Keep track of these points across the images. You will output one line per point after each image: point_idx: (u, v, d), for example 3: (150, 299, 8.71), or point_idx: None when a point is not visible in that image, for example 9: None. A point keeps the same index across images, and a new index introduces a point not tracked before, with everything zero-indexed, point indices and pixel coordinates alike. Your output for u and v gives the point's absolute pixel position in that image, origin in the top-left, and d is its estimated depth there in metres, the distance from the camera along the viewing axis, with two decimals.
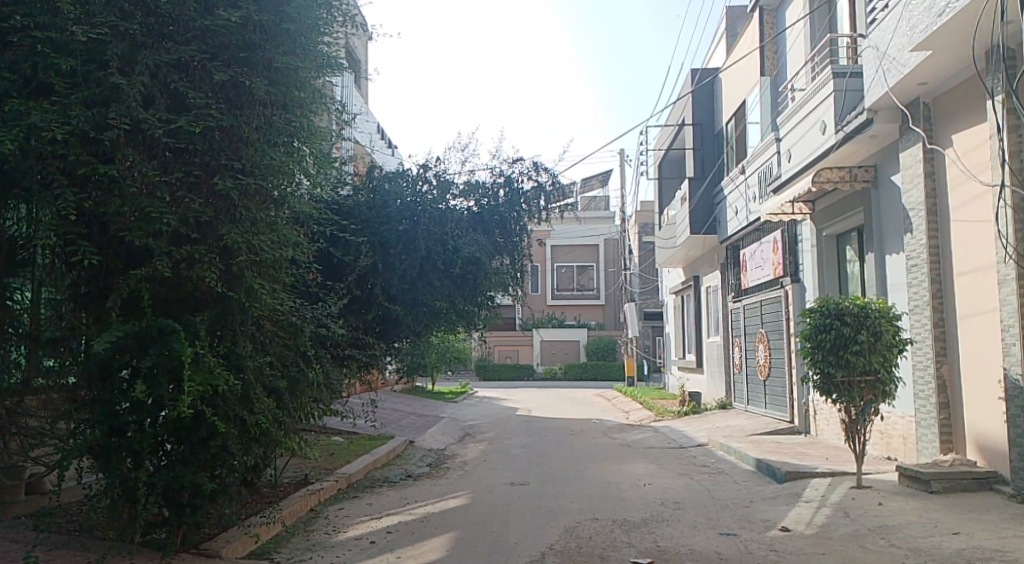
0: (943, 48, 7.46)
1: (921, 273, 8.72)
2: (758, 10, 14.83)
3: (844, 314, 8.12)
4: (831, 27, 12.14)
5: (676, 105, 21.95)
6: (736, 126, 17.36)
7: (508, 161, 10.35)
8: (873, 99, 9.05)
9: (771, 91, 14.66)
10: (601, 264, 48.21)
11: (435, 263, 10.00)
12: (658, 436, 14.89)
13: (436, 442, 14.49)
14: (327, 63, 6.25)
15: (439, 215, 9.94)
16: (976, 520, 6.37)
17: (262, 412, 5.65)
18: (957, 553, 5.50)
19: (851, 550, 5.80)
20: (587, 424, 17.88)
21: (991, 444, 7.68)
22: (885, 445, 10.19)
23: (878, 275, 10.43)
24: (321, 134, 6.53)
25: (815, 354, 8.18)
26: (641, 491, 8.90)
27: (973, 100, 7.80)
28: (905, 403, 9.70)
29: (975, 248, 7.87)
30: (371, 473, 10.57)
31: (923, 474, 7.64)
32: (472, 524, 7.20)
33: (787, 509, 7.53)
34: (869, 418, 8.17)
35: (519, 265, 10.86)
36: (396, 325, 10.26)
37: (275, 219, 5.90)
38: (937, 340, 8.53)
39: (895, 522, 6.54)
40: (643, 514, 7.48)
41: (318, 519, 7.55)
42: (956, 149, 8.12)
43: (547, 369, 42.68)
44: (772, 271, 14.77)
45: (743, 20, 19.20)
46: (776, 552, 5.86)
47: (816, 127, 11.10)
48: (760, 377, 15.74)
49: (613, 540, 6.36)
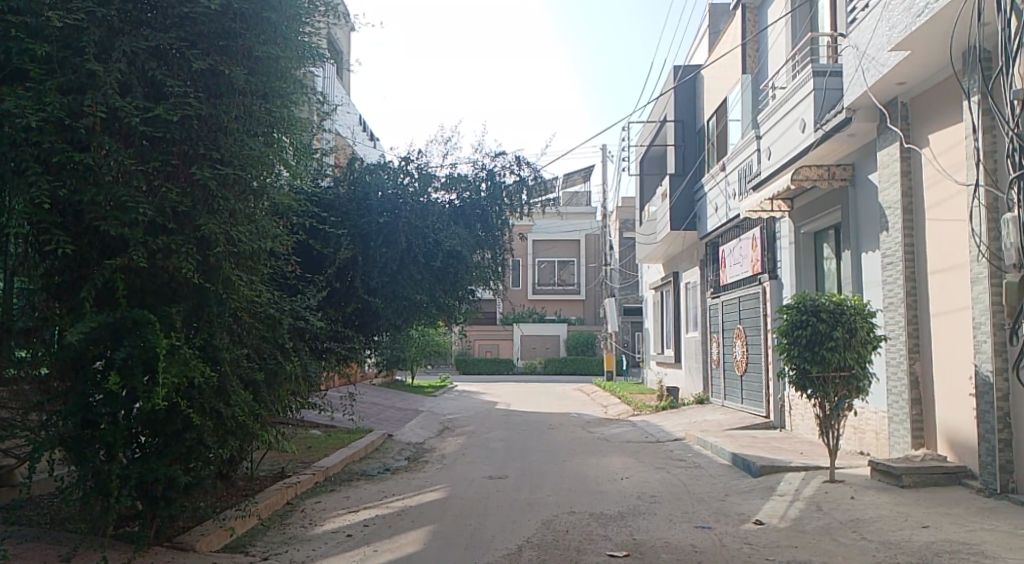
0: (920, 49, 7.56)
1: (896, 270, 8.85)
2: (740, 8, 14.89)
3: (820, 311, 8.21)
4: (812, 26, 12.21)
5: (658, 102, 22.07)
6: (717, 123, 17.48)
7: (491, 155, 10.37)
8: (852, 98, 9.14)
9: (752, 88, 14.73)
10: (582, 259, 48.47)
11: (416, 256, 9.95)
12: (636, 431, 14.96)
13: (414, 436, 14.47)
14: (308, 54, 6.18)
15: (420, 208, 9.89)
16: (945, 514, 6.48)
17: (239, 404, 5.65)
18: (925, 546, 5.60)
19: (824, 543, 5.89)
20: (566, 419, 17.92)
21: (960, 440, 7.83)
22: (858, 439, 10.33)
23: (855, 272, 10.55)
24: (302, 125, 6.49)
25: (791, 350, 8.28)
26: (618, 484, 8.95)
27: (950, 101, 7.92)
28: (878, 399, 9.83)
29: (948, 247, 8.00)
30: (349, 466, 10.53)
31: (894, 469, 7.77)
32: (449, 518, 7.19)
33: (761, 503, 7.62)
34: (843, 413, 8.27)
35: (500, 259, 10.88)
36: (376, 318, 10.20)
37: (254, 210, 5.87)
38: (910, 337, 8.65)
39: (866, 515, 6.64)
40: (620, 508, 7.52)
41: (293, 512, 7.50)
42: (933, 148, 8.25)
43: (526, 363, 42.82)
44: (750, 268, 14.89)
45: (725, 18, 19.28)
46: (750, 545, 5.94)
47: (795, 125, 11.20)
48: (737, 372, 15.88)
49: (589, 534, 6.40)
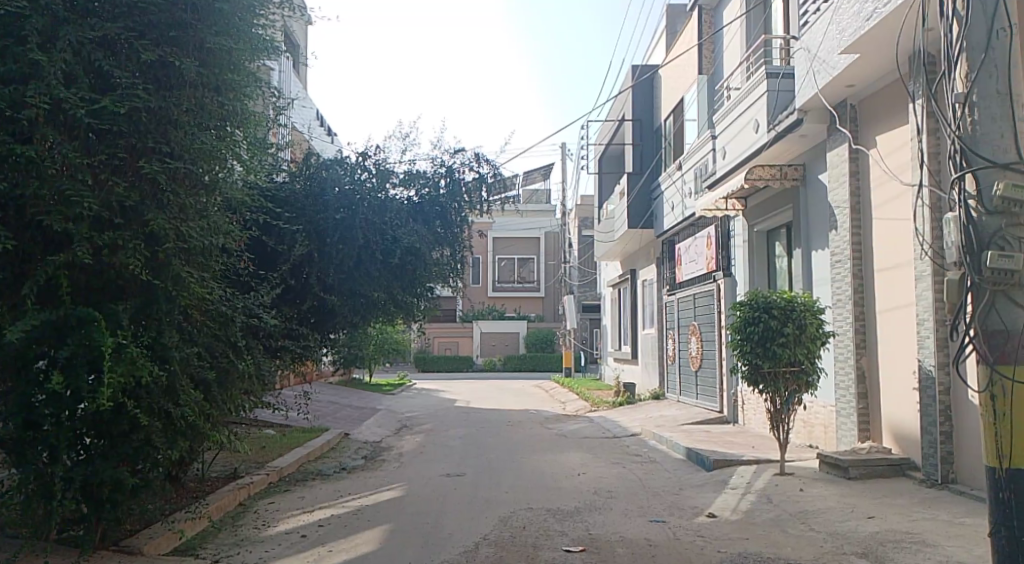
0: (869, 52, 7.78)
1: (844, 268, 9.09)
2: (696, 9, 15.09)
3: (772, 307, 8.39)
4: (766, 28, 12.45)
5: (617, 101, 22.27)
6: (674, 123, 17.70)
7: (450, 152, 10.33)
8: (803, 100, 9.36)
9: (708, 89, 14.96)
10: (542, 256, 48.63)
11: (374, 253, 9.85)
12: (593, 427, 15.08)
13: (371, 434, 14.34)
14: (262, 46, 6.06)
15: (377, 205, 9.80)
16: (890, 505, 6.69)
17: (188, 404, 5.55)
18: (870, 536, 5.78)
19: (774, 535, 6.03)
20: (525, 415, 17.97)
21: (904, 432, 8.09)
22: (807, 433, 10.59)
23: (806, 270, 10.80)
24: (256, 119, 6.36)
25: (744, 346, 8.45)
26: (575, 480, 9.02)
27: (896, 104, 8.17)
28: (827, 393, 10.10)
29: (894, 245, 8.26)
30: (304, 466, 10.38)
31: (841, 461, 7.99)
32: (406, 516, 7.15)
33: (714, 496, 7.76)
34: (793, 407, 8.47)
35: (459, 257, 10.84)
36: (332, 315, 10.08)
37: (205, 206, 5.75)
38: (857, 333, 8.90)
39: (815, 507, 6.82)
40: (577, 504, 7.57)
41: (246, 513, 7.37)
42: (880, 150, 8.50)
43: (486, 361, 42.80)
44: (705, 265, 15.14)
45: (682, 19, 19.54)
46: (703, 537, 6.04)
47: (749, 126, 11.41)
48: (692, 368, 16.13)
49: (545, 530, 6.43)
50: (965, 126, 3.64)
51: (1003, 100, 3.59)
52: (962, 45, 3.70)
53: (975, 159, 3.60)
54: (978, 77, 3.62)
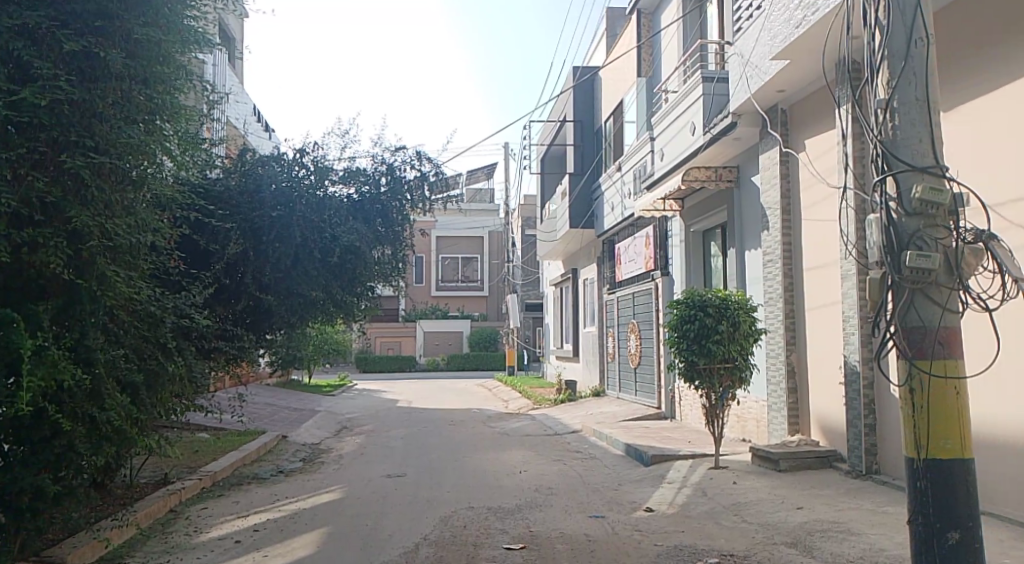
0: (798, 58, 8.06)
1: (775, 267, 9.40)
2: (635, 13, 15.35)
3: (707, 305, 8.61)
4: (702, 33, 12.75)
5: (559, 101, 22.46)
6: (614, 124, 17.96)
7: (391, 150, 10.24)
8: (737, 104, 9.63)
9: (647, 91, 15.23)
10: (485, 256, 48.63)
11: (312, 253, 9.67)
12: (534, 425, 15.17)
13: (310, 436, 14.07)
14: (194, 39, 5.89)
15: (315, 202, 9.60)
16: (817, 495, 6.95)
17: (114, 408, 5.35)
18: (799, 526, 5.99)
19: (708, 527, 6.19)
20: (467, 415, 17.95)
21: (831, 425, 8.42)
22: (741, 427, 10.90)
23: (739, 269, 11.12)
24: (188, 114, 6.16)
25: (681, 343, 8.64)
26: (516, 478, 9.07)
27: (824, 109, 8.49)
28: (759, 388, 10.42)
29: (821, 245, 8.58)
30: (239, 470, 10.12)
31: (772, 455, 8.26)
32: (345, 518, 7.05)
33: (652, 491, 7.92)
34: (727, 403, 8.71)
35: (400, 256, 10.75)
36: (268, 315, 9.85)
37: (133, 202, 5.54)
38: (787, 330, 9.22)
39: (747, 499, 7.03)
40: (518, 501, 7.61)
41: (177, 520, 7.13)
42: (809, 153, 8.82)
43: (429, 360, 42.55)
44: (644, 265, 15.42)
45: (622, 22, 19.84)
46: (641, 532, 6.15)
47: (686, 128, 11.68)
48: (631, 365, 16.40)
49: (486, 528, 6.44)
50: (887, 131, 3.81)
51: (921, 106, 3.77)
52: (884, 53, 3.87)
53: (896, 163, 3.77)
54: (898, 84, 3.79)
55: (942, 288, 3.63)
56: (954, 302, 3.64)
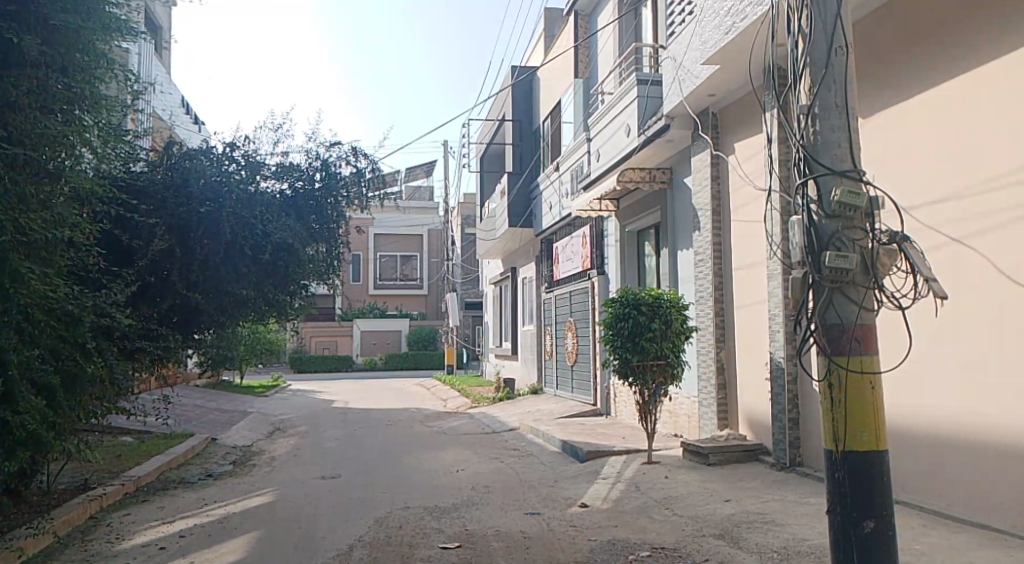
0: (728, 63, 8.30)
1: (706, 267, 9.66)
2: (572, 14, 15.52)
3: (641, 304, 8.78)
4: (637, 36, 13.01)
5: (497, 100, 22.52)
6: (552, 124, 18.12)
7: (325, 145, 10.12)
8: (670, 106, 9.86)
9: (584, 92, 15.42)
10: (424, 254, 48.29)
11: (242, 249, 9.36)
12: (472, 423, 15.17)
13: (240, 439, 13.69)
14: (118, 27, 5.67)
15: (246, 198, 9.33)
16: (744, 488, 7.18)
17: (29, 412, 5.07)
18: (727, 518, 6.18)
19: (641, 521, 6.32)
20: (404, 414, 17.80)
21: (757, 420, 8.71)
22: (673, 423, 11.16)
23: (672, 268, 11.39)
24: (110, 105, 5.91)
25: (615, 341, 8.79)
26: (453, 477, 9.05)
27: (751, 113, 8.78)
28: (690, 385, 10.70)
29: (749, 246, 8.87)
30: (165, 474, 9.75)
31: (702, 449, 8.49)
32: (277, 522, 6.90)
33: (587, 486, 8.03)
34: (659, 399, 8.91)
35: (335, 254, 10.60)
36: (196, 314, 9.54)
37: (49, 195, 5.28)
38: (717, 327, 9.49)
39: (678, 493, 7.21)
40: (454, 500, 7.60)
41: (98, 527, 6.83)
42: (738, 156, 9.10)
43: (366, 360, 41.98)
44: (581, 264, 15.61)
45: (560, 23, 20.04)
46: (575, 528, 6.22)
47: (621, 130, 11.89)
48: (568, 363, 16.59)
49: (422, 528, 6.40)
50: (808, 136, 3.96)
51: (840, 111, 3.93)
52: (806, 60, 4.02)
53: (816, 167, 3.92)
54: (820, 90, 3.95)
55: (859, 287, 3.80)
56: (870, 300, 3.81)
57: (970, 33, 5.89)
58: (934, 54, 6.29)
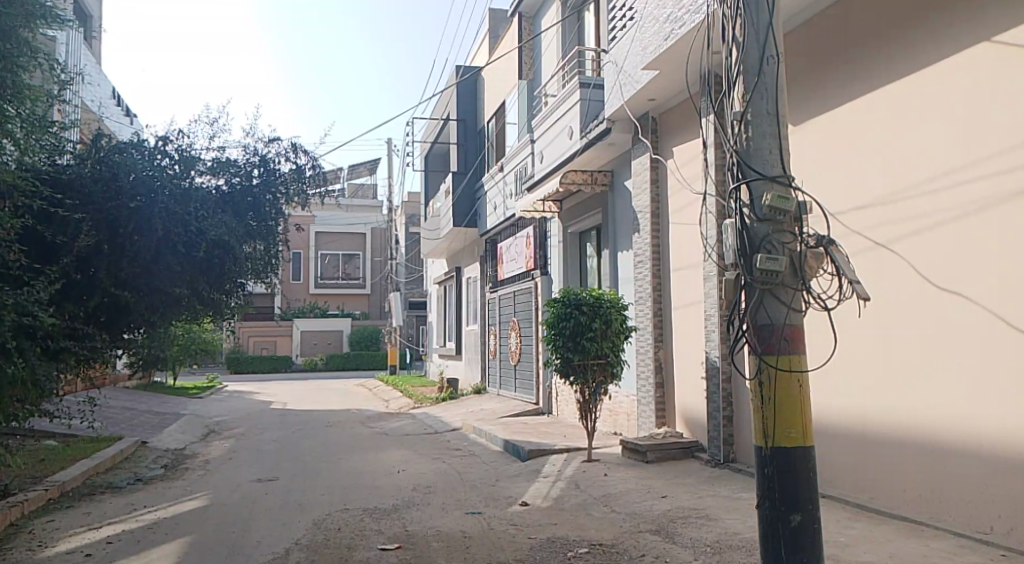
0: (667, 69, 8.49)
1: (645, 268, 9.85)
2: (516, 16, 15.59)
3: (582, 304, 8.89)
4: (580, 39, 13.16)
5: (442, 99, 22.44)
6: (496, 124, 18.17)
7: (263, 140, 9.87)
8: (611, 110, 10.02)
9: (528, 93, 15.51)
10: (367, 253, 47.71)
11: (174, 245, 9.02)
12: (414, 424, 15.07)
13: (173, 441, 13.27)
14: (42, 13, 5.45)
15: (180, 193, 8.99)
16: (680, 484, 7.36)
17: None
18: (663, 514, 6.32)
19: (579, 518, 6.41)
20: (345, 415, 17.56)
21: (693, 417, 8.93)
22: (612, 421, 11.34)
23: (613, 269, 11.58)
24: (35, 94, 5.67)
25: (557, 341, 8.88)
26: (394, 478, 8.98)
27: (690, 119, 9.00)
28: (629, 383, 10.89)
29: (687, 248, 9.08)
30: (92, 479, 9.37)
31: (640, 446, 8.66)
32: (211, 526, 6.72)
33: (527, 485, 8.09)
34: (599, 397, 9.04)
35: (273, 252, 10.40)
36: (125, 313, 9.25)
37: None
38: (656, 327, 9.69)
39: (616, 490, 7.34)
40: (395, 501, 7.55)
41: (18, 535, 6.53)
42: (676, 160, 9.32)
43: (306, 361, 41.20)
44: (524, 264, 15.70)
45: (504, 24, 20.10)
46: (515, 526, 6.27)
47: (564, 132, 12.02)
48: (511, 362, 16.66)
49: (361, 530, 6.34)
50: (742, 141, 4.09)
51: (772, 118, 4.07)
52: (740, 68, 4.16)
53: (749, 171, 4.06)
54: (753, 98, 4.08)
55: (788, 289, 3.95)
56: (798, 301, 3.97)
57: (894, 47, 6.18)
58: (862, 66, 6.57)
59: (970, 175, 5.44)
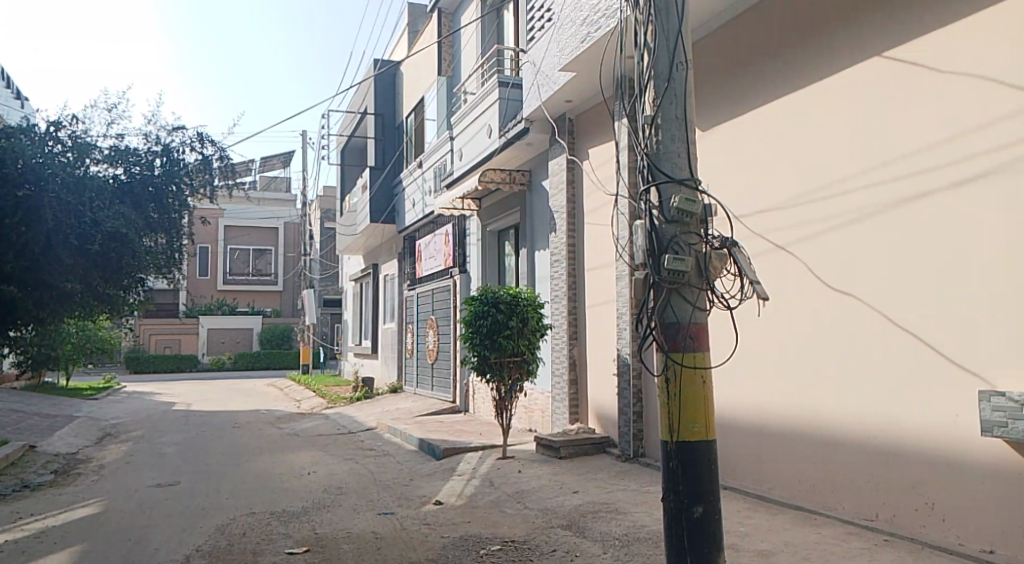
0: (583, 72, 8.63)
1: (561, 267, 9.99)
2: (436, 12, 15.48)
3: (499, 302, 8.93)
4: (498, 38, 13.20)
5: (359, 93, 22.04)
6: (415, 120, 17.99)
7: (166, 129, 9.43)
8: (529, 110, 10.09)
9: (447, 90, 15.43)
10: (280, 248, 46.30)
11: (65, 238, 8.43)
12: (327, 423, 14.74)
13: (65, 445, 12.48)
14: None
15: (73, 181, 8.45)
16: (592, 479, 7.50)
17: None
18: (574, 509, 6.43)
19: (492, 516, 6.44)
20: (255, 415, 16.99)
21: (605, 413, 9.12)
22: (527, 418, 11.44)
23: (529, 268, 11.68)
24: None
25: (474, 338, 8.87)
26: (304, 479, 8.76)
27: (605, 121, 9.18)
28: (544, 381, 11.02)
29: (601, 247, 9.26)
30: None
31: (554, 442, 8.77)
32: (105, 534, 6.37)
33: (441, 484, 8.05)
34: (515, 395, 9.10)
35: (176, 246, 9.92)
36: (10, 309, 8.70)
37: None
38: (570, 325, 9.84)
39: (529, 486, 7.41)
40: (304, 503, 7.36)
41: None
42: (592, 162, 9.48)
43: (214, 359, 39.61)
44: (442, 261, 15.62)
45: (424, 19, 19.93)
46: (428, 525, 6.23)
47: (483, 130, 12.03)
48: (428, 360, 16.56)
49: (267, 534, 6.15)
50: (652, 145, 4.21)
51: (680, 124, 4.20)
52: (651, 73, 4.26)
53: (658, 174, 4.18)
54: (663, 103, 4.19)
55: (693, 289, 4.07)
56: (702, 300, 4.11)
57: (794, 58, 6.48)
58: (765, 75, 6.87)
59: (862, 182, 5.79)
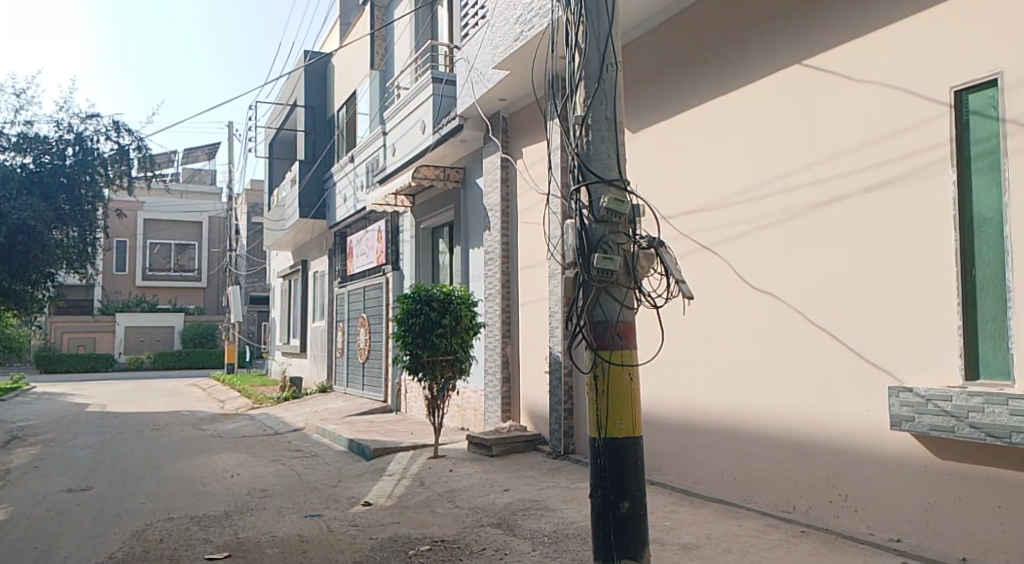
0: (517, 70, 8.64)
1: (494, 265, 9.98)
2: (369, 4, 15.23)
3: (432, 300, 8.84)
4: (432, 34, 13.09)
5: (289, 84, 21.47)
6: (347, 114, 17.65)
7: (79, 116, 8.93)
8: (462, 107, 10.03)
9: (380, 85, 15.20)
10: (204, 243, 44.69)
11: None
12: (252, 425, 14.30)
13: None
14: None
15: None
16: (523, 477, 7.52)
17: None
18: (505, 507, 6.43)
19: (422, 515, 6.38)
20: (176, 417, 16.33)
21: (537, 411, 9.17)
22: (459, 416, 11.40)
23: (463, 266, 11.63)
24: None
25: (406, 337, 8.76)
26: (228, 482, 8.46)
27: (538, 120, 9.21)
28: (477, 379, 11.00)
29: (534, 246, 9.30)
30: None
31: (485, 440, 8.76)
32: (6, 544, 5.99)
33: (370, 484, 7.93)
34: (447, 394, 9.04)
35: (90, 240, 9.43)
36: None
37: None
38: (503, 324, 9.84)
39: (460, 485, 7.38)
40: (227, 507, 7.12)
41: None
42: (526, 160, 9.51)
43: (132, 359, 37.89)
44: (374, 258, 15.39)
45: (356, 12, 19.58)
46: (356, 527, 6.12)
47: (416, 126, 11.91)
48: (359, 359, 16.29)
49: (186, 539, 5.92)
50: (583, 144, 4.25)
51: (610, 125, 4.24)
52: (582, 73, 4.29)
53: (589, 174, 4.21)
54: (593, 103, 4.23)
55: (622, 287, 4.13)
56: (630, 299, 4.16)
57: (721, 63, 6.66)
58: (694, 79, 7.04)
59: (783, 185, 6.00)
